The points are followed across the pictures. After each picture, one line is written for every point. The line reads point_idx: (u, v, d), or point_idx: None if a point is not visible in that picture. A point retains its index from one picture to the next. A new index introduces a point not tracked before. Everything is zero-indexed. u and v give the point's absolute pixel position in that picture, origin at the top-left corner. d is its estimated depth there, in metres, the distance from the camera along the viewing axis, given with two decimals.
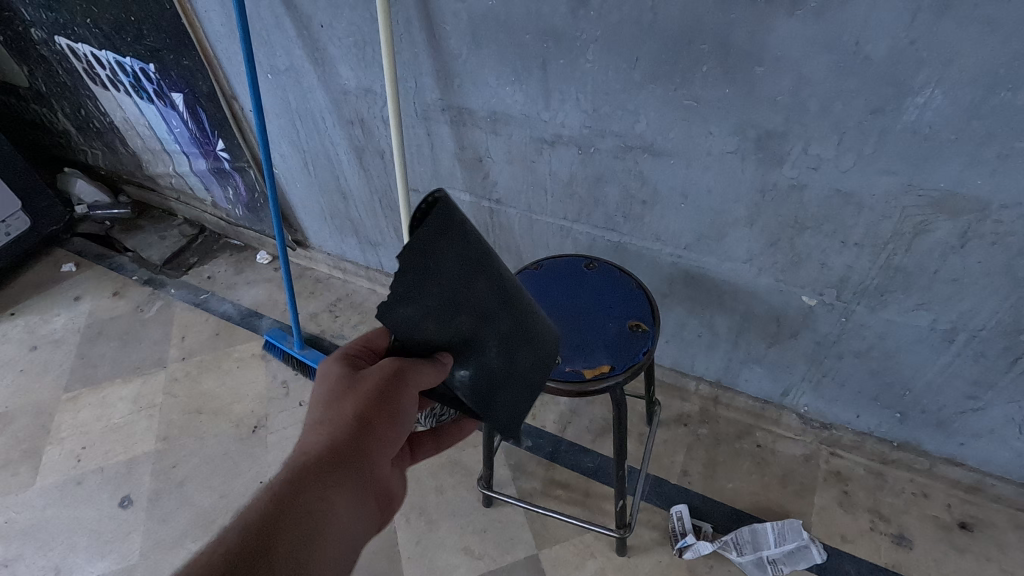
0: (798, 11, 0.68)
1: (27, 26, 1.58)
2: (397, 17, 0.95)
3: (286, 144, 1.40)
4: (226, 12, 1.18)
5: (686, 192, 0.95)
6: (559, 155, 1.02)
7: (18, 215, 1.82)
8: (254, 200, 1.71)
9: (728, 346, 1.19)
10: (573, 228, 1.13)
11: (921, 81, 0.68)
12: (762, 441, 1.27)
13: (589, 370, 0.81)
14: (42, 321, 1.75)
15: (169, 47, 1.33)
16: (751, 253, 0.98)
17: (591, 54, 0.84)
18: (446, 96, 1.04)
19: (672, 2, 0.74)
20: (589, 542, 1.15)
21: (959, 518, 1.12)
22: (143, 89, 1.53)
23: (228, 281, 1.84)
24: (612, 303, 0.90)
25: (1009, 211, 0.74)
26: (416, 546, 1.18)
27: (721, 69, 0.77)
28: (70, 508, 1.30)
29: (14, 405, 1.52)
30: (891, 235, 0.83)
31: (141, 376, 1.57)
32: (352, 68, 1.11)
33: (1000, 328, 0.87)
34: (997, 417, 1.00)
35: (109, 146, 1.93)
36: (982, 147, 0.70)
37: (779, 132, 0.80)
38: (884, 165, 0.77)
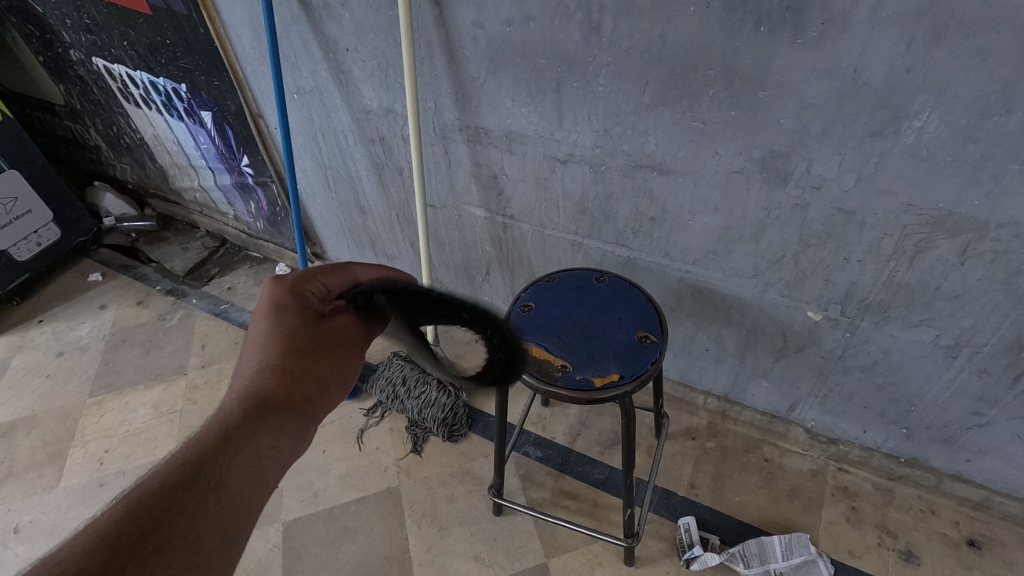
0: (799, 40, 0.72)
1: (67, 48, 1.66)
2: (419, 41, 1.00)
3: (308, 161, 1.46)
4: (256, 36, 1.25)
5: (694, 209, 0.98)
6: (571, 174, 1.06)
7: (50, 226, 1.90)
8: (275, 213, 1.76)
9: (735, 361, 1.21)
10: (584, 243, 1.17)
11: (918, 106, 0.71)
12: (770, 455, 1.29)
13: (599, 379, 0.84)
14: (68, 328, 1.81)
15: (201, 68, 1.40)
16: (757, 269, 1.01)
17: (603, 78, 0.89)
18: (463, 117, 1.09)
19: (681, 30, 0.78)
20: (597, 551, 1.17)
21: (967, 535, 1.13)
22: (173, 108, 1.60)
23: (247, 292, 1.90)
24: (622, 314, 0.93)
25: (1006, 229, 0.76)
26: (427, 552, 1.20)
27: (726, 93, 0.81)
28: (92, 508, 1.34)
29: (40, 408, 1.57)
30: (893, 252, 0.86)
31: (162, 383, 1.62)
32: (374, 89, 1.16)
33: (1003, 344, 0.88)
34: (1002, 434, 1.01)
35: (137, 161, 2.00)
36: (978, 168, 0.73)
37: (782, 153, 0.84)
38: (885, 185, 0.80)
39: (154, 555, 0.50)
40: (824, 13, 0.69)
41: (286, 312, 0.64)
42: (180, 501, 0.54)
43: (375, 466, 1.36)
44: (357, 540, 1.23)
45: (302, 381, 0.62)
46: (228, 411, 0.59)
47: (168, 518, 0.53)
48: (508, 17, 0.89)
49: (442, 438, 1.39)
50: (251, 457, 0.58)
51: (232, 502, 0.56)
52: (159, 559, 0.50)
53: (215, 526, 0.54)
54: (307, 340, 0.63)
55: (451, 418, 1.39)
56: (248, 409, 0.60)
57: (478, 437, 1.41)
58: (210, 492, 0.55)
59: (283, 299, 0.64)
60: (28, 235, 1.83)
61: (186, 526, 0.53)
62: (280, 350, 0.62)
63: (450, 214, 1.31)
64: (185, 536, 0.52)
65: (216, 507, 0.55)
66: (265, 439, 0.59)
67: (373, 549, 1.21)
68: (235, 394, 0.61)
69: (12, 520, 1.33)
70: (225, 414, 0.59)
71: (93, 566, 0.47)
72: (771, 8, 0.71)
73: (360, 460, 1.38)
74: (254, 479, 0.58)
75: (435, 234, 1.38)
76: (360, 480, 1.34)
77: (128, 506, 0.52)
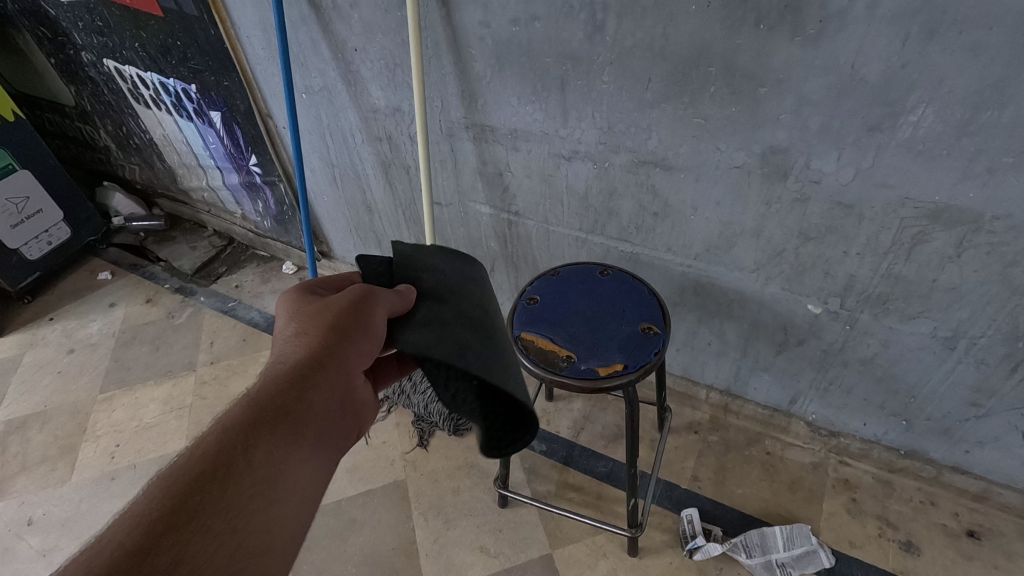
0: (798, 37, 0.74)
1: (78, 50, 1.69)
2: (427, 41, 1.03)
3: (316, 160, 1.48)
4: (266, 37, 1.28)
5: (695, 204, 1.00)
6: (575, 170, 1.08)
7: (60, 225, 1.92)
8: (283, 212, 1.79)
9: (737, 355, 1.23)
10: (588, 239, 1.19)
11: (914, 101, 0.73)
12: (772, 448, 1.31)
13: (603, 368, 0.86)
14: (78, 326, 1.83)
15: (211, 69, 1.43)
16: (758, 263, 1.03)
17: (607, 76, 0.91)
18: (470, 115, 1.11)
19: (683, 29, 0.81)
20: (601, 542, 1.19)
21: (967, 526, 1.14)
22: (183, 108, 1.63)
23: (254, 290, 1.92)
24: (625, 307, 0.95)
25: (1000, 222, 0.78)
26: (434, 543, 1.22)
27: (727, 90, 0.84)
28: (104, 501, 1.37)
29: (52, 404, 1.60)
30: (891, 245, 0.88)
31: (171, 379, 1.64)
32: (382, 88, 1.19)
33: (999, 335, 0.90)
34: (1000, 425, 1.02)
35: (146, 162, 2.03)
36: (972, 162, 0.75)
37: (782, 148, 0.86)
38: (882, 178, 0.82)
39: (192, 522, 0.46)
40: (822, 11, 0.71)
41: (302, 299, 0.65)
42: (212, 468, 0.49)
43: (382, 459, 1.39)
44: (365, 532, 1.25)
45: (321, 339, 0.59)
46: (255, 383, 0.56)
47: (205, 493, 0.48)
48: (514, 16, 0.91)
49: (449, 432, 1.36)
50: (279, 417, 0.54)
51: (264, 462, 0.51)
52: (194, 526, 0.46)
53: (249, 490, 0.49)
54: (320, 309, 0.62)
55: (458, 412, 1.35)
56: (271, 377, 0.57)
57: None
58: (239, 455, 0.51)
59: (294, 294, 0.65)
60: (39, 234, 1.86)
61: (219, 491, 0.48)
62: (298, 323, 0.61)
63: (456, 211, 1.33)
64: (223, 509, 0.47)
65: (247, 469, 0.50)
66: (289, 394, 0.55)
67: (381, 540, 1.23)
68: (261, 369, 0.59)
69: (26, 513, 1.36)
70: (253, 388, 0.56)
71: (131, 542, 0.43)
72: (770, 6, 0.73)
73: (367, 454, 1.40)
74: (284, 440, 0.53)
75: (440, 231, 1.40)
76: (367, 474, 1.36)
77: (163, 479, 0.48)
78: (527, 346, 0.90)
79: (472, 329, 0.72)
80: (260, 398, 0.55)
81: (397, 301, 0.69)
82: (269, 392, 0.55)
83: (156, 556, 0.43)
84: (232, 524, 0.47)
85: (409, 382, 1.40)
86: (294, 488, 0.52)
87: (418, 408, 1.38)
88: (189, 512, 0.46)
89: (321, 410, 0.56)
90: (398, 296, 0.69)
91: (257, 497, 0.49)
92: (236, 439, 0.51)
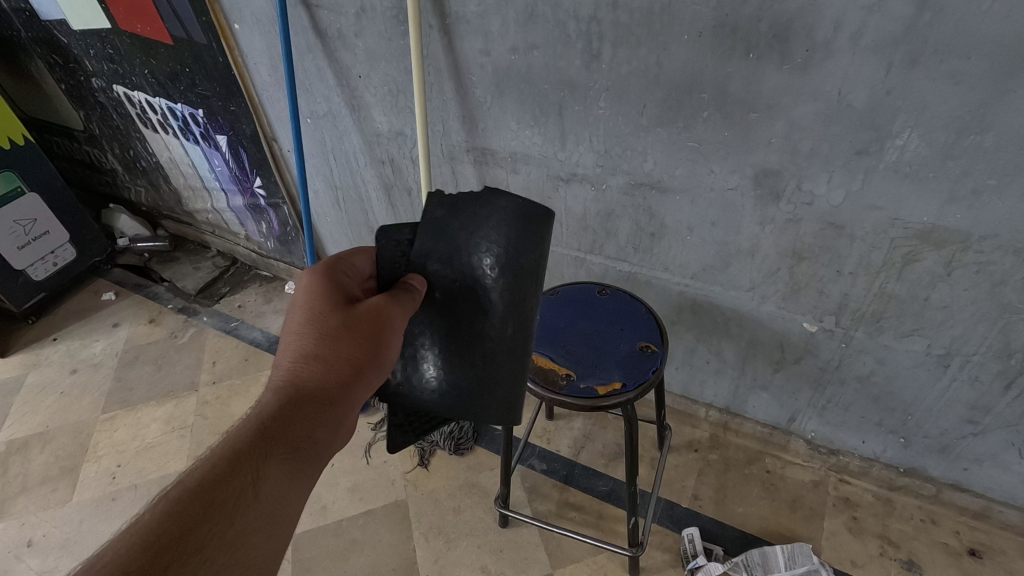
0: (786, 65, 0.77)
1: (89, 76, 1.73)
2: (429, 69, 1.06)
3: (320, 181, 1.52)
4: (273, 64, 1.31)
5: (692, 226, 1.03)
6: (574, 192, 1.11)
7: (66, 246, 1.95)
8: (286, 232, 1.81)
9: (735, 373, 1.24)
10: (587, 258, 1.21)
11: (899, 126, 0.76)
12: (772, 466, 1.31)
13: (601, 387, 0.87)
14: (82, 346, 1.85)
15: (218, 94, 1.47)
16: (754, 282, 1.05)
17: (603, 102, 0.94)
18: (470, 139, 1.14)
19: (676, 56, 0.84)
20: (601, 562, 1.19)
21: (969, 545, 1.14)
22: (190, 132, 1.67)
23: (257, 310, 1.94)
24: (623, 326, 0.97)
25: (987, 242, 0.80)
26: (434, 564, 1.22)
27: (720, 115, 0.86)
28: (105, 522, 1.36)
29: (54, 425, 1.60)
30: (882, 264, 0.90)
31: (174, 399, 1.65)
32: (385, 113, 1.22)
33: (993, 352, 0.92)
34: (997, 442, 1.03)
35: (152, 184, 2.06)
36: (957, 184, 0.77)
37: (774, 170, 0.88)
38: (870, 201, 0.84)
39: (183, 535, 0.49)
40: (808, 41, 0.74)
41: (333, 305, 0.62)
42: (217, 501, 0.52)
43: (383, 479, 1.39)
44: (366, 553, 1.25)
45: (335, 372, 0.60)
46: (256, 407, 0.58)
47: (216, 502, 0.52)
48: (513, 45, 0.95)
49: (450, 451, 1.42)
50: (286, 455, 0.56)
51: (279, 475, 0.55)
52: (199, 557, 0.49)
53: (256, 520, 0.53)
54: (341, 327, 0.61)
55: (457, 432, 1.41)
56: (273, 408, 0.57)
57: (485, 450, 1.44)
58: (247, 491, 0.53)
59: (312, 292, 0.63)
60: (45, 256, 1.88)
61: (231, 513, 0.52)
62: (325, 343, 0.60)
63: None
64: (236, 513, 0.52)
65: (253, 507, 0.53)
66: (300, 432, 0.57)
67: (382, 561, 1.23)
68: (280, 383, 0.59)
69: (26, 534, 1.36)
70: (266, 409, 0.57)
71: (152, 538, 0.48)
72: (759, 36, 0.76)
73: (368, 474, 1.40)
74: (265, 463, 0.55)
75: None
76: (368, 494, 1.36)
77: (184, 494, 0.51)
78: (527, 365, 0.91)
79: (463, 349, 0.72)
80: (273, 424, 0.57)
81: (409, 304, 0.66)
82: (265, 419, 0.57)
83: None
84: (236, 558, 0.50)
85: None
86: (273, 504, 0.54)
87: None
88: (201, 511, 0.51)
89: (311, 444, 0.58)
90: (410, 300, 0.66)
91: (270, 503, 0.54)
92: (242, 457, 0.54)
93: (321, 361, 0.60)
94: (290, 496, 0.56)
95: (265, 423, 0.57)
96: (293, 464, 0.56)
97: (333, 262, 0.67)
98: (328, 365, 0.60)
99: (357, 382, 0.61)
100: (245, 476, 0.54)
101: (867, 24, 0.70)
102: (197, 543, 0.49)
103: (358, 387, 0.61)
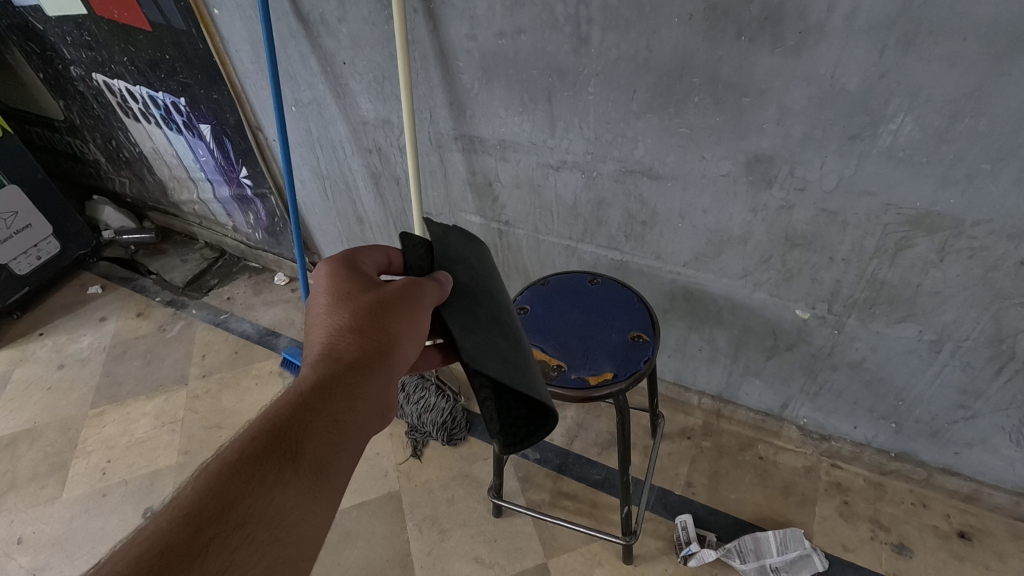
0: (778, 47, 0.75)
1: (67, 65, 1.69)
2: (414, 54, 1.04)
3: (307, 171, 1.49)
4: (255, 51, 1.28)
5: (683, 213, 1.02)
6: (564, 180, 1.09)
7: (50, 239, 1.91)
8: (274, 223, 1.78)
9: (728, 360, 1.24)
10: (579, 247, 1.20)
11: (893, 110, 0.74)
12: (764, 453, 1.31)
13: (593, 377, 0.86)
14: (69, 341, 1.82)
15: (200, 82, 1.43)
16: (746, 269, 1.04)
17: (593, 87, 0.92)
18: (458, 127, 1.12)
19: (667, 40, 0.82)
20: (596, 551, 1.19)
21: (959, 528, 1.15)
22: (172, 121, 1.63)
23: (246, 302, 1.92)
24: (614, 316, 0.96)
25: (981, 227, 0.79)
26: (429, 555, 1.22)
27: (711, 100, 0.85)
28: (96, 518, 1.35)
29: (42, 421, 1.58)
30: (875, 250, 0.89)
31: (163, 393, 1.63)
32: (372, 101, 1.20)
33: (984, 338, 0.91)
34: (988, 426, 1.04)
35: (136, 175, 2.02)
36: (951, 169, 0.76)
37: (767, 156, 0.87)
38: (864, 186, 0.83)
39: (225, 507, 0.48)
40: (800, 23, 0.72)
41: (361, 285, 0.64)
42: (259, 474, 0.50)
43: (376, 471, 1.38)
44: (359, 545, 1.25)
45: (370, 344, 0.60)
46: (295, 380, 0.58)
47: (259, 473, 0.50)
48: (500, 30, 0.92)
49: (443, 442, 1.41)
50: (326, 427, 0.55)
51: (318, 449, 0.54)
52: (243, 532, 0.47)
53: (298, 494, 0.51)
54: (373, 303, 0.62)
55: (450, 422, 1.40)
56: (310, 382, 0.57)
57: (478, 440, 1.43)
58: (287, 464, 0.52)
59: (341, 275, 0.65)
60: (28, 249, 1.85)
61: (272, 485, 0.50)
62: (359, 316, 0.61)
63: (446, 221, 1.33)
64: (278, 484, 0.50)
65: (292, 483, 0.51)
66: (339, 405, 0.56)
67: (376, 553, 1.23)
68: (316, 357, 0.60)
69: (16, 531, 1.34)
70: (304, 382, 0.57)
71: (194, 508, 0.47)
72: (751, 18, 0.75)
73: (361, 466, 1.39)
74: (305, 434, 0.54)
75: None
76: (361, 486, 1.36)
77: (225, 465, 0.50)
78: None
79: (506, 337, 0.69)
80: (312, 396, 0.56)
81: (436, 288, 0.67)
82: (303, 392, 0.56)
83: (205, 565, 0.44)
84: (279, 531, 0.49)
85: (402, 393, 1.45)
86: (313, 477, 0.52)
87: (411, 418, 1.42)
88: (242, 484, 0.49)
89: (349, 417, 0.57)
90: (438, 285, 0.67)
91: (308, 478, 0.52)
92: (282, 428, 0.54)
93: (355, 333, 0.60)
94: (332, 471, 0.54)
95: (304, 398, 0.56)
96: (334, 438, 0.55)
97: (352, 250, 0.70)
98: (361, 339, 0.60)
99: (393, 355, 0.61)
100: (288, 445, 0.53)
101: (861, 5, 0.68)
102: (238, 514, 0.48)
103: (394, 361, 0.61)
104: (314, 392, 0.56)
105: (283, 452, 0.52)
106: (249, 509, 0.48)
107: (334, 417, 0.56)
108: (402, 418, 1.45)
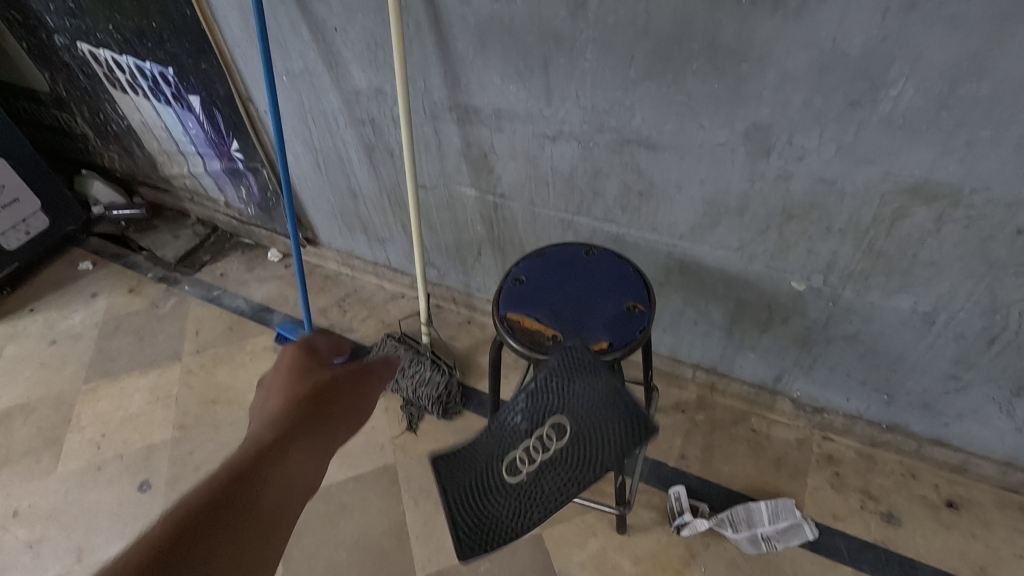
0: (779, 11, 0.74)
1: (50, 34, 1.64)
2: (408, 21, 1.01)
3: (299, 144, 1.46)
4: (244, 18, 1.25)
5: (680, 184, 1.01)
6: (560, 151, 1.08)
7: (38, 214, 1.89)
8: (267, 197, 1.76)
9: (723, 334, 1.24)
10: (575, 220, 1.19)
11: (894, 75, 0.73)
12: (758, 426, 1.32)
13: (588, 347, 0.87)
14: (60, 317, 1.81)
15: (188, 51, 1.40)
16: (742, 241, 1.03)
17: (590, 54, 0.91)
18: (453, 96, 1.10)
19: (666, 4, 0.80)
20: (590, 521, 1.20)
21: (946, 497, 1.17)
22: (160, 93, 1.60)
23: (240, 278, 1.90)
24: (611, 287, 0.95)
25: (979, 195, 0.79)
26: (425, 526, 1.23)
27: (710, 66, 0.83)
28: (92, 492, 1.36)
29: (35, 396, 1.58)
30: (872, 220, 0.89)
31: (157, 369, 1.63)
32: (364, 70, 1.17)
33: (978, 309, 0.92)
34: (979, 397, 1.05)
35: (125, 149, 1.99)
36: (951, 136, 0.76)
37: (765, 125, 0.86)
38: (863, 154, 0.82)
39: (178, 546, 0.58)
40: None
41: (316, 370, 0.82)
42: (208, 520, 0.62)
43: (373, 446, 1.38)
44: (356, 517, 1.26)
45: (322, 410, 0.77)
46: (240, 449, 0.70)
47: (211, 523, 0.62)
48: None
49: (438, 415, 1.40)
50: (272, 485, 0.69)
51: (258, 516, 0.65)
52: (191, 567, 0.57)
53: (239, 543, 0.62)
54: (323, 383, 0.80)
55: (446, 396, 1.39)
56: (261, 442, 0.71)
57: (473, 414, 1.43)
58: (234, 522, 0.63)
59: (301, 356, 0.84)
60: (18, 224, 1.84)
61: (226, 533, 0.62)
62: (310, 393, 0.78)
63: (441, 193, 1.32)
64: (225, 537, 0.62)
65: (241, 529, 0.63)
66: (297, 451, 0.73)
67: (372, 524, 1.24)
68: (273, 414, 0.75)
69: (12, 505, 1.35)
70: (259, 441, 0.72)
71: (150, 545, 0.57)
72: None
73: (356, 440, 1.40)
74: (252, 488, 0.67)
75: (426, 214, 1.39)
76: (356, 458, 1.36)
77: (179, 517, 0.61)
78: (514, 326, 0.91)
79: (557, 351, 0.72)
80: (256, 460, 0.70)
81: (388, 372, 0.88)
82: (249, 456, 0.70)
83: None
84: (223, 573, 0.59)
85: (397, 366, 1.43)
86: (258, 534, 0.64)
87: (406, 392, 1.41)
88: (190, 532, 0.60)
89: (303, 466, 0.73)
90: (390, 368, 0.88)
91: (256, 534, 0.64)
92: (231, 487, 0.66)
93: (307, 404, 0.76)
94: (281, 521, 0.67)
95: (258, 454, 0.70)
96: (280, 491, 0.69)
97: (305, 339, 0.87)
98: (314, 409, 0.77)
99: (343, 417, 0.78)
100: (237, 504, 0.65)
101: None
102: (189, 556, 0.58)
103: (343, 422, 0.78)
104: (267, 452, 0.71)
105: (228, 507, 0.64)
106: (197, 555, 0.59)
107: (279, 479, 0.70)
108: (396, 391, 1.43)
